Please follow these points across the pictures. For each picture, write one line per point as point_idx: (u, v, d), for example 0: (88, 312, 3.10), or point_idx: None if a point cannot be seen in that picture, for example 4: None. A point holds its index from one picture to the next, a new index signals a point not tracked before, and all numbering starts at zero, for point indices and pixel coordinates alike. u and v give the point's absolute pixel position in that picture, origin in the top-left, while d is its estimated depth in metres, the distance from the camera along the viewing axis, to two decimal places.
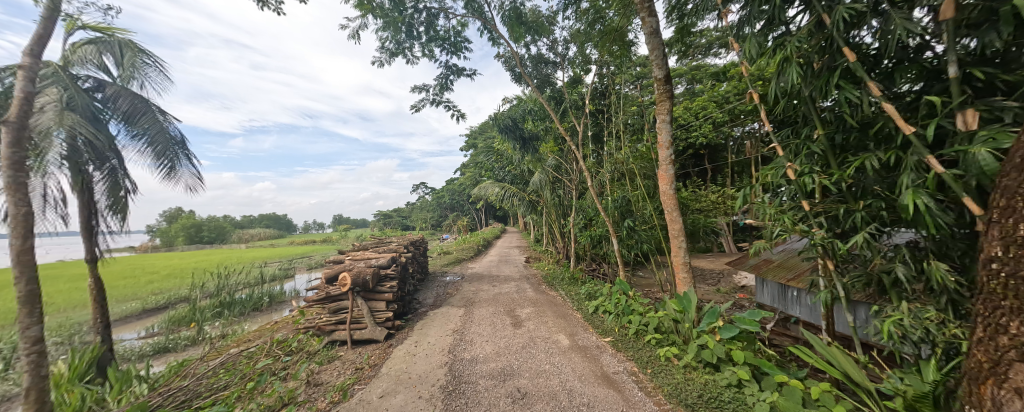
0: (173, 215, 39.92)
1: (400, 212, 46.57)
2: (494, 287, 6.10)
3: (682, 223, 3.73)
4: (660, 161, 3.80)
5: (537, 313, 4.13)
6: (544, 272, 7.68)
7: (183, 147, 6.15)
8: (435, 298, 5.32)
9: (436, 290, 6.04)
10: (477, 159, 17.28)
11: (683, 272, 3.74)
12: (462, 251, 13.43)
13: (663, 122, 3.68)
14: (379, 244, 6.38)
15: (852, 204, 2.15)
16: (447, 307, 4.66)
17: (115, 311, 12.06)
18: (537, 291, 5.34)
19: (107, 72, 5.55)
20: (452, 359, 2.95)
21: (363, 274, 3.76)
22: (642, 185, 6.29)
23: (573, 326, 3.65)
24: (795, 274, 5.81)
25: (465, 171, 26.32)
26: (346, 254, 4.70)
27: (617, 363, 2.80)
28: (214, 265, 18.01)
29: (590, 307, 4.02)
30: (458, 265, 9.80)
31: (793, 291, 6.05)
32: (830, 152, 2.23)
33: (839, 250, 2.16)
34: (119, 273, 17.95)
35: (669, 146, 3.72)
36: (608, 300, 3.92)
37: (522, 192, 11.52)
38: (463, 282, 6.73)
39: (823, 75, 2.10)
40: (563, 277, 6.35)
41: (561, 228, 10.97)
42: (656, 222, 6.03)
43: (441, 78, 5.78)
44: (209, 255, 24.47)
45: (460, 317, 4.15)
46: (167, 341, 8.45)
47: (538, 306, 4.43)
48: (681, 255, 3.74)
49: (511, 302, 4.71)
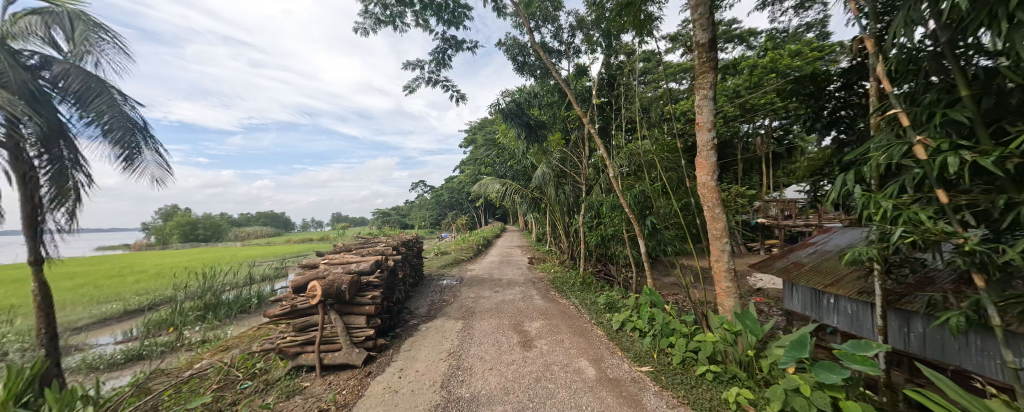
0: (168, 212, 39.28)
1: (399, 210, 46.00)
2: (496, 292, 5.45)
3: (726, 221, 3.08)
4: (699, 146, 3.19)
5: (550, 328, 3.49)
6: (550, 274, 7.06)
7: (146, 134, 5.50)
8: (430, 307, 4.67)
9: (432, 296, 5.41)
10: (477, 155, 16.66)
11: (727, 281, 3.10)
12: (461, 251, 12.81)
13: (704, 98, 3.05)
14: (369, 245, 5.72)
15: (1013, 195, 1.50)
16: (441, 320, 4.01)
17: (94, 312, 11.39)
18: (546, 299, 4.70)
19: (58, 50, 4.81)
20: (445, 399, 2.31)
21: (339, 284, 3.11)
22: (662, 179, 5.62)
23: (597, 348, 3.01)
24: (834, 279, 5.23)
25: (464, 168, 25.82)
26: (325, 256, 4.05)
27: (665, 407, 2.17)
28: (204, 264, 17.35)
29: (614, 323, 3.38)
30: (457, 266, 9.20)
31: (830, 298, 5.47)
32: (979, 119, 1.58)
33: (996, 262, 1.50)
34: (106, 272, 17.31)
35: (712, 128, 3.08)
36: (636, 315, 3.28)
37: (524, 189, 10.89)
38: (462, 287, 6.08)
39: (978, 8, 1.48)
40: (573, 281, 5.72)
41: (567, 226, 10.34)
42: (678, 220, 5.39)
43: (437, 53, 5.11)
44: (203, 253, 23.90)
45: (457, 333, 3.50)
46: (140, 347, 7.77)
47: (549, 319, 3.78)
48: (726, 260, 3.09)
49: (517, 313, 4.06)
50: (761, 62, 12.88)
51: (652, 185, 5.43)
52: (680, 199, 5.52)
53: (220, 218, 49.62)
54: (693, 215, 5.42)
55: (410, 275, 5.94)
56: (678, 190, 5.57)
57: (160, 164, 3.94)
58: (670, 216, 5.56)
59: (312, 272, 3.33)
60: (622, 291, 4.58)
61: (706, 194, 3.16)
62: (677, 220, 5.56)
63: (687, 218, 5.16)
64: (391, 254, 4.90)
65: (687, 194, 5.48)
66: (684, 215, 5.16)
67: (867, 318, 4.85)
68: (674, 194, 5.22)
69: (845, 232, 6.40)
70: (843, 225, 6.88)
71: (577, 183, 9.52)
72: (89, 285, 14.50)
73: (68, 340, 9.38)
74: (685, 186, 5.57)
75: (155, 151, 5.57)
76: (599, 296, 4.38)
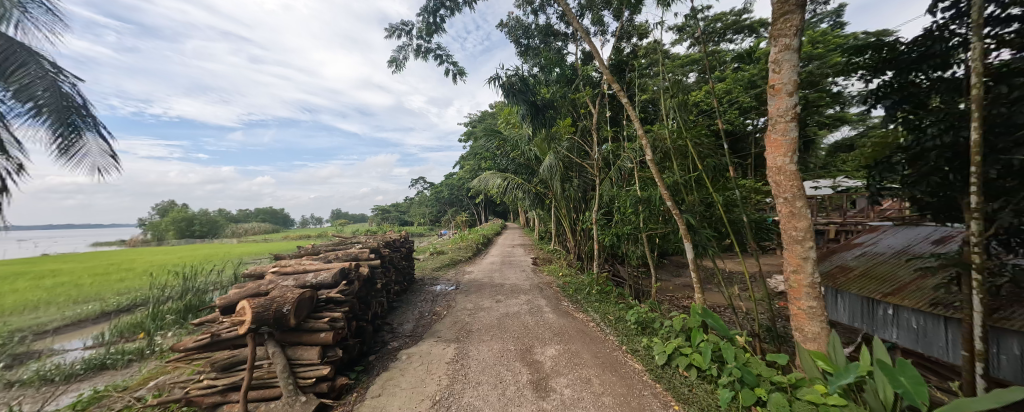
0: (165, 209, 38.69)
1: (398, 207, 45.23)
2: (498, 302, 4.68)
3: (813, 218, 2.27)
4: (771, 117, 2.42)
5: (569, 358, 2.74)
6: (560, 278, 6.29)
7: (85, 114, 4.69)
8: (417, 322, 3.89)
9: (421, 307, 4.63)
10: (477, 149, 15.87)
11: (811, 301, 2.31)
12: (460, 251, 12.06)
13: (786, 50, 2.25)
14: (348, 247, 4.95)
15: None
16: (429, 343, 3.22)
17: (69, 314, 10.59)
18: (558, 313, 3.90)
19: None
20: None
21: (284, 306, 2.45)
22: (692, 169, 4.82)
23: (641, 396, 2.25)
24: (896, 288, 4.49)
25: (463, 164, 25.16)
26: (281, 263, 3.50)
27: None
28: (193, 261, 16.57)
29: (656, 354, 2.61)
30: (456, 268, 8.45)
31: (885, 308, 4.75)
32: None
33: None
34: (89, 269, 16.45)
35: (796, 91, 2.27)
36: (683, 345, 2.54)
37: (528, 184, 10.12)
38: (458, 293, 5.32)
39: None
40: (588, 287, 4.94)
41: (574, 223, 9.58)
42: (712, 218, 4.59)
43: (425, 15, 4.26)
44: (194, 249, 23.09)
45: (448, 366, 2.72)
46: (105, 356, 6.37)
47: (565, 343, 3.02)
48: (809, 272, 2.30)
49: (525, 333, 3.31)
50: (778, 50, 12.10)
51: (682, 176, 4.64)
52: (712, 192, 4.75)
53: (216, 214, 48.94)
54: (728, 211, 4.63)
55: (397, 280, 5.17)
56: (710, 182, 4.76)
57: (105, 153, 3.34)
58: (702, 212, 4.76)
59: (253, 289, 2.73)
60: (652, 303, 3.81)
61: (780, 179, 2.37)
62: (709, 218, 4.78)
63: (725, 214, 4.37)
64: (371, 257, 4.10)
65: (722, 187, 4.68)
66: (720, 209, 4.36)
67: (938, 334, 4.13)
68: (708, 185, 4.42)
69: (896, 232, 5.64)
70: (892, 224, 6.12)
71: (586, 177, 8.74)
72: (69, 284, 13.69)
73: (34, 345, 8.58)
74: (719, 178, 4.77)
75: (96, 133, 4.80)
76: (624, 311, 3.61)
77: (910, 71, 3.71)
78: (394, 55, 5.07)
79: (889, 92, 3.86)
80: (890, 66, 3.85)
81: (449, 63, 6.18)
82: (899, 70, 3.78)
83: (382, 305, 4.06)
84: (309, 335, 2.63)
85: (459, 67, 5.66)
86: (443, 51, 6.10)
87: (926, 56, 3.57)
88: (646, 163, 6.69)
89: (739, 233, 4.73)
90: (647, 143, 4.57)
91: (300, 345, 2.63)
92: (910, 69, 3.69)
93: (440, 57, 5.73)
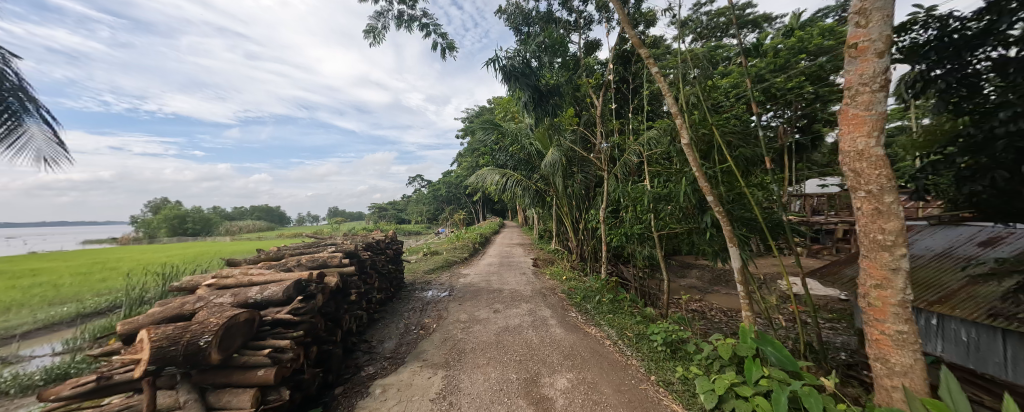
0: (156, 206, 37.78)
1: (395, 205, 44.63)
2: (495, 312, 4.16)
3: (905, 218, 1.72)
4: (848, 88, 1.87)
5: (587, 395, 2.21)
6: (564, 283, 5.76)
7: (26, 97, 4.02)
8: (402, 341, 3.36)
9: (408, 318, 4.13)
10: (475, 144, 15.29)
11: (903, 326, 1.78)
12: (456, 251, 11.51)
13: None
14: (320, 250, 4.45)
15: None
16: (412, 369, 2.72)
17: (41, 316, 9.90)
18: (566, 327, 3.39)
19: None
20: None
21: (202, 336, 2.02)
22: (714, 162, 4.25)
23: None
24: (942, 294, 3.98)
25: (461, 161, 24.64)
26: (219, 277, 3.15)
27: None
28: (179, 260, 15.86)
29: (698, 393, 2.08)
30: (453, 270, 7.90)
31: (932, 318, 4.27)
32: None
33: None
34: (70, 267, 15.73)
35: (889, 51, 1.73)
36: (732, 380, 2.03)
37: (529, 180, 9.57)
38: (450, 301, 4.79)
39: None
40: (598, 295, 4.40)
41: (576, 221, 9.07)
42: (741, 218, 4.01)
43: None
44: (184, 248, 22.38)
45: (430, 404, 2.21)
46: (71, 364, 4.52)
47: (580, 371, 2.52)
48: (899, 289, 1.77)
49: (529, 355, 2.81)
50: (787, 43, 11.66)
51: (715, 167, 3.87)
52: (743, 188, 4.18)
53: (210, 212, 48.04)
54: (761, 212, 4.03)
55: (381, 287, 4.62)
56: (734, 178, 4.21)
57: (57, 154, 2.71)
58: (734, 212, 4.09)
59: (175, 310, 2.42)
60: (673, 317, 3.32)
61: (864, 165, 1.80)
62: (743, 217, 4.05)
63: (759, 213, 3.76)
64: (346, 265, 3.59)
65: (750, 183, 4.14)
66: (755, 207, 3.74)
67: (995, 350, 3.62)
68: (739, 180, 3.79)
69: (933, 234, 5.13)
70: (926, 225, 5.63)
71: (590, 173, 8.19)
72: (46, 284, 12.98)
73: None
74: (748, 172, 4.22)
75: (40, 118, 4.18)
76: (644, 327, 3.10)
77: (965, 50, 2.99)
78: (373, 24, 4.48)
79: (939, 76, 3.14)
80: (932, 51, 3.19)
81: (437, 35, 5.58)
82: (949, 49, 3.08)
83: (359, 319, 3.65)
84: (243, 373, 2.18)
85: (448, 40, 5.09)
86: (431, 21, 5.51)
87: (987, 30, 2.88)
88: (656, 157, 6.15)
89: (767, 235, 4.22)
90: (675, 105, 3.47)
91: (230, 386, 2.16)
92: (967, 47, 2.96)
93: (427, 27, 5.14)
